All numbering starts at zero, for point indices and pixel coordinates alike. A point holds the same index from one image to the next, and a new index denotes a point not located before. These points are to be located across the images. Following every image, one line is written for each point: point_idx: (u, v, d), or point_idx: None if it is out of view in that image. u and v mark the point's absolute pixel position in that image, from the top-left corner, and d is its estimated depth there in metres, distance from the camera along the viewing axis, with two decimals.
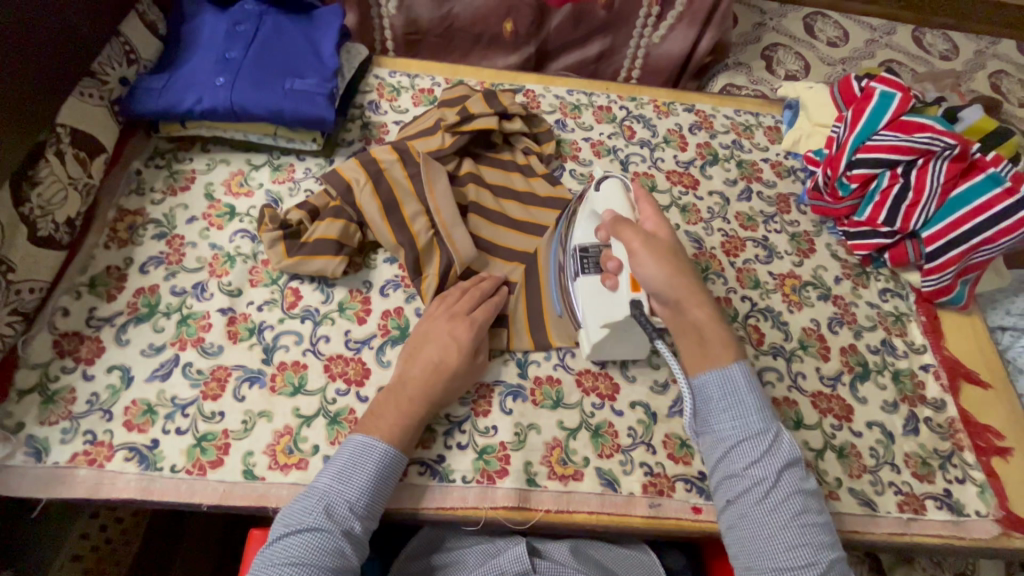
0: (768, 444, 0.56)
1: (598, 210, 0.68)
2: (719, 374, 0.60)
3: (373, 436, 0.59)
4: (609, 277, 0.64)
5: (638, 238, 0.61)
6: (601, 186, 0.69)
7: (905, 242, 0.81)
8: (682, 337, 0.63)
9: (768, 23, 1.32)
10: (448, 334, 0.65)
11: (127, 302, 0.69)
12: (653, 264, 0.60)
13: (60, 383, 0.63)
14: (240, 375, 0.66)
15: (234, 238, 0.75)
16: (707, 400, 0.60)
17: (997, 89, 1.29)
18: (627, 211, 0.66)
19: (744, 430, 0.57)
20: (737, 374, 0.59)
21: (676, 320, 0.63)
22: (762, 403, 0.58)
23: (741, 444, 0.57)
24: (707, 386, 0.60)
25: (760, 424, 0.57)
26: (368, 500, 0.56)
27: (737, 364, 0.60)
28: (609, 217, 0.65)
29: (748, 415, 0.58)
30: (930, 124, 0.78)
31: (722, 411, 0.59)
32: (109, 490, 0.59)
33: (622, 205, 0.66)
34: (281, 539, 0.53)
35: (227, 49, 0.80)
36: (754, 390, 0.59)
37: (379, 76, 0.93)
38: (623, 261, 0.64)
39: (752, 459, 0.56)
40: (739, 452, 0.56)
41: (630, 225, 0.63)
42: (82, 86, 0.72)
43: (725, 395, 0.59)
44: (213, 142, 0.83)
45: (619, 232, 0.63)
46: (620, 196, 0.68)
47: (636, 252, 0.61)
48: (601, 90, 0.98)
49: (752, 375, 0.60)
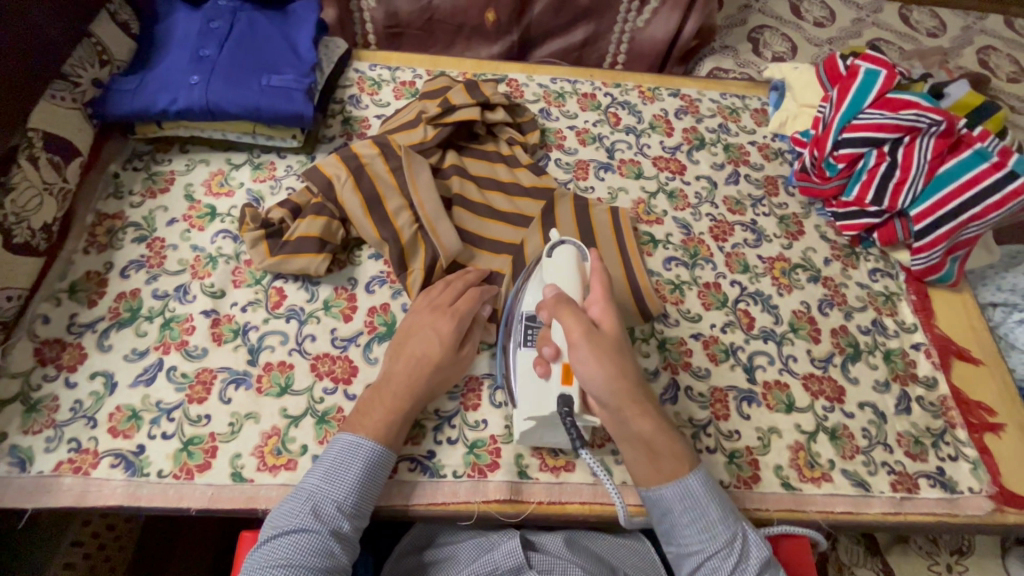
0: (737, 557, 0.53)
1: (546, 279, 0.64)
2: (675, 488, 0.56)
3: (360, 432, 0.58)
4: (542, 364, 0.59)
5: (579, 328, 0.57)
6: (555, 251, 0.64)
7: (894, 221, 0.81)
8: (628, 445, 0.58)
9: (754, 4, 1.31)
10: (431, 328, 0.65)
11: (108, 307, 0.68)
12: (593, 364, 0.55)
13: (43, 391, 0.62)
14: (226, 377, 0.65)
15: (216, 239, 0.74)
16: (667, 517, 0.56)
17: (986, 64, 1.28)
18: (574, 291, 0.61)
19: (710, 543, 0.54)
20: (694, 485, 0.56)
21: (618, 428, 0.57)
22: (724, 507, 0.56)
23: (710, 560, 0.54)
24: (664, 498, 0.56)
25: (727, 533, 0.54)
26: (356, 498, 0.55)
27: (693, 474, 0.56)
28: (551, 296, 0.60)
29: (713, 526, 0.55)
30: (916, 101, 0.77)
31: (685, 524, 0.55)
32: (96, 497, 0.58)
33: (570, 280, 0.62)
34: (268, 542, 0.52)
35: (201, 46, 0.79)
36: (713, 496, 0.56)
37: (360, 70, 0.92)
38: (560, 350, 0.59)
39: (724, 574, 0.53)
40: (709, 567, 0.54)
41: (572, 309, 0.58)
42: (53, 88, 0.70)
43: (688, 509, 0.55)
44: (192, 142, 0.82)
45: (561, 315, 0.58)
46: (573, 268, 0.63)
47: (575, 344, 0.56)
48: (585, 77, 0.97)
49: (709, 481, 0.57)
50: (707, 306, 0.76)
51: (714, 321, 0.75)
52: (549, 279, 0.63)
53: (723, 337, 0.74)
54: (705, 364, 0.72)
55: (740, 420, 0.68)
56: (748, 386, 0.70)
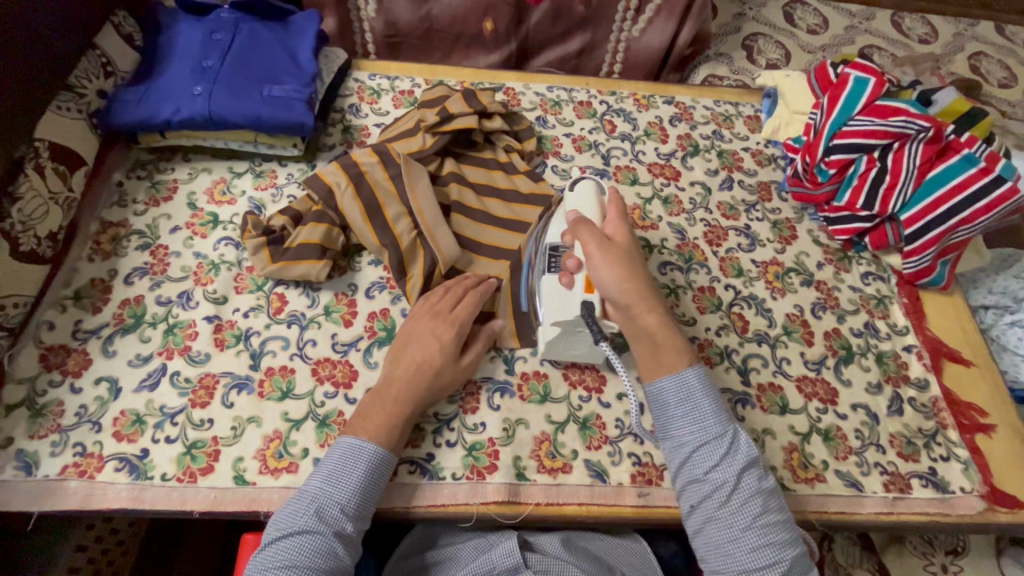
0: (725, 449, 0.57)
1: (567, 207, 0.69)
2: (674, 380, 0.60)
3: (361, 436, 0.59)
4: (566, 275, 0.64)
5: (596, 242, 0.63)
6: (575, 184, 0.70)
7: (885, 225, 0.82)
8: (634, 341, 0.63)
9: (748, 13, 1.33)
10: (432, 334, 0.66)
11: (112, 314, 0.69)
12: (606, 269, 0.62)
13: (48, 397, 0.63)
14: (228, 382, 0.66)
15: (218, 246, 0.75)
16: (664, 409, 0.60)
17: (977, 70, 1.30)
18: (594, 215, 0.67)
19: (701, 434, 0.58)
20: (692, 379, 0.60)
21: (627, 323, 0.63)
22: (717, 405, 0.59)
23: (701, 449, 0.57)
24: (662, 392, 0.60)
25: (717, 428, 0.58)
26: (360, 500, 0.56)
27: (691, 368, 0.60)
28: (573, 218, 0.66)
29: (705, 420, 0.58)
30: (904, 108, 0.79)
31: (679, 416, 0.59)
32: (100, 500, 0.59)
33: (592, 206, 0.67)
34: (274, 543, 0.53)
35: (204, 58, 0.81)
36: (708, 393, 0.59)
37: (359, 79, 0.94)
38: (581, 263, 0.64)
39: (713, 463, 0.56)
40: (700, 456, 0.57)
41: (590, 228, 0.64)
42: (59, 100, 0.72)
43: (683, 399, 0.59)
44: (195, 151, 0.83)
45: (580, 233, 0.64)
46: (592, 197, 0.69)
47: (592, 255, 0.63)
48: (581, 85, 0.98)
49: (706, 378, 0.60)
50: (702, 310, 0.77)
51: (709, 324, 0.76)
52: (571, 206, 0.69)
53: (718, 340, 0.75)
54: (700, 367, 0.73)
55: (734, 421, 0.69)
56: (743, 387, 0.72)
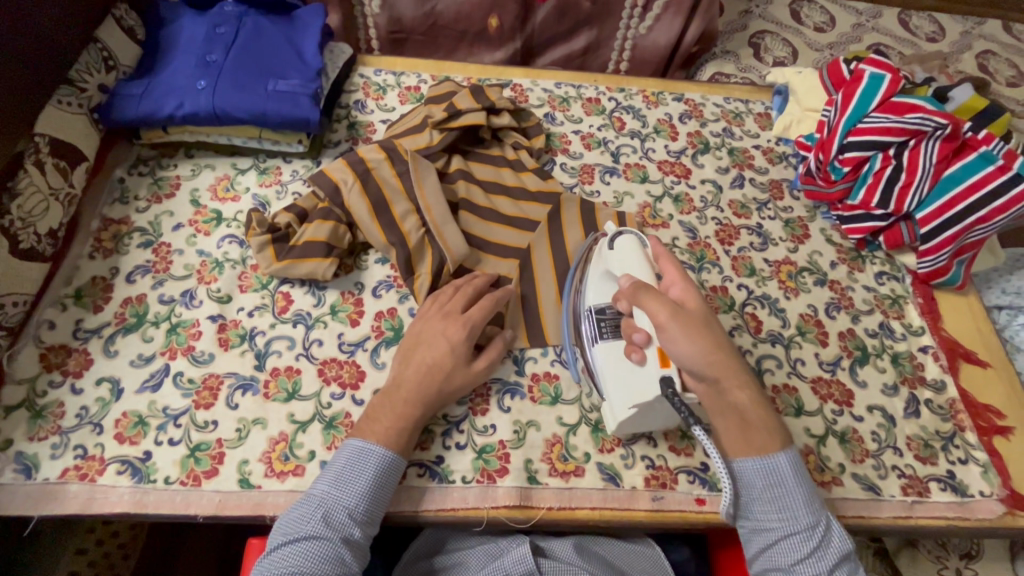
0: (817, 543, 0.53)
1: (615, 270, 0.64)
2: (764, 465, 0.55)
3: (369, 439, 0.58)
4: (636, 350, 0.59)
5: (666, 309, 0.55)
6: (615, 243, 0.65)
7: (900, 224, 0.80)
8: (720, 418, 0.56)
9: (755, 10, 1.32)
10: (441, 334, 0.64)
11: (114, 313, 0.67)
12: (686, 342, 0.54)
13: (48, 398, 0.62)
14: (232, 383, 0.64)
15: (222, 244, 0.74)
16: (749, 490, 0.56)
17: (985, 68, 1.29)
18: (646, 274, 0.61)
19: (791, 524, 0.54)
20: (785, 465, 0.55)
21: (714, 400, 0.55)
22: (809, 493, 0.55)
23: (789, 539, 0.53)
24: (750, 475, 0.55)
25: (810, 519, 0.54)
26: (368, 505, 0.55)
27: (784, 453, 0.55)
28: (628, 284, 0.59)
29: (796, 509, 0.54)
30: (921, 105, 0.77)
31: (767, 502, 0.55)
32: (102, 504, 0.58)
33: (641, 267, 0.61)
34: (280, 549, 0.51)
35: (208, 52, 0.79)
36: (802, 480, 0.55)
37: (365, 74, 0.92)
38: (651, 335, 0.58)
39: (801, 556, 0.52)
40: (787, 547, 0.53)
41: (655, 293, 0.56)
42: (59, 94, 0.71)
43: (774, 487, 0.54)
44: (198, 147, 0.82)
45: (642, 301, 0.56)
46: (638, 255, 0.63)
47: (664, 326, 0.54)
48: (589, 82, 0.97)
49: (798, 463, 0.56)
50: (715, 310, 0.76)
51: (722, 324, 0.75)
52: (619, 268, 0.63)
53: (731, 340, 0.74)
54: None
55: None
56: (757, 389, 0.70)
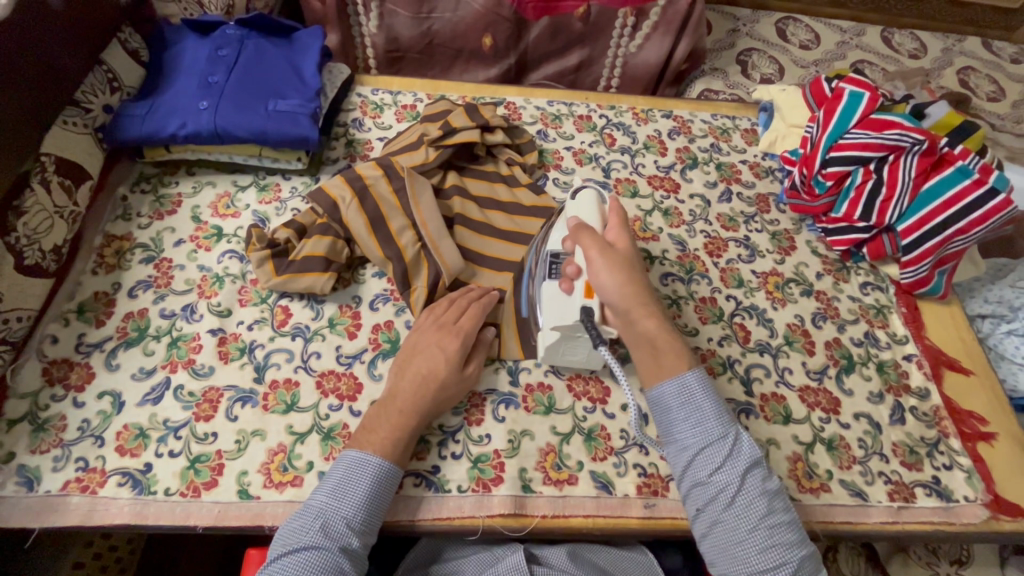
0: (729, 450, 0.56)
1: (569, 215, 0.70)
2: (674, 384, 0.60)
3: (366, 449, 0.59)
4: (566, 281, 0.65)
5: (596, 246, 0.63)
6: (577, 194, 0.71)
7: (882, 236, 0.83)
8: (635, 348, 0.63)
9: (741, 29, 1.36)
10: (436, 345, 0.66)
11: (116, 327, 0.69)
12: (607, 274, 0.62)
13: (51, 411, 0.63)
14: (232, 396, 0.66)
15: (222, 259, 0.75)
16: (665, 412, 0.60)
17: (966, 84, 1.33)
18: (594, 222, 0.68)
19: (704, 437, 0.57)
20: (692, 381, 0.60)
21: (629, 331, 0.63)
22: (719, 408, 0.59)
23: (704, 451, 0.57)
24: (665, 396, 0.60)
25: (720, 430, 0.57)
26: (365, 515, 0.56)
27: (692, 372, 0.60)
28: (573, 224, 0.67)
29: (708, 423, 0.58)
30: (898, 121, 0.80)
31: (682, 422, 0.59)
32: (103, 516, 0.58)
33: (593, 216, 0.68)
34: (280, 560, 0.52)
35: (210, 73, 0.82)
36: (709, 395, 0.59)
37: (362, 94, 0.95)
38: (581, 270, 0.65)
39: (717, 465, 0.56)
40: (703, 458, 0.57)
41: (591, 233, 0.65)
42: (66, 115, 0.72)
43: (686, 404, 0.59)
44: (199, 165, 0.84)
45: (580, 239, 0.65)
46: (594, 206, 0.69)
47: (593, 259, 0.63)
48: (580, 100, 1.00)
49: (707, 382, 0.60)
50: (704, 320, 0.78)
51: (711, 334, 0.77)
52: (571, 212, 0.70)
53: (720, 350, 0.75)
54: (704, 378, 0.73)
55: None
56: (746, 397, 0.72)
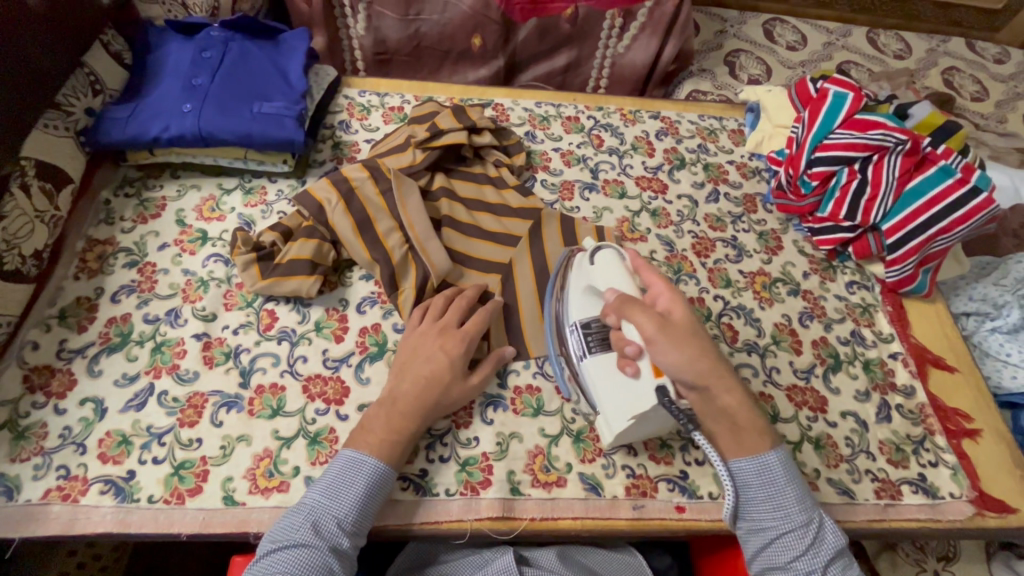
0: (812, 538, 0.56)
1: (598, 284, 0.66)
2: (755, 464, 0.58)
3: (362, 450, 0.59)
4: (628, 362, 0.59)
5: (653, 321, 0.57)
6: (596, 258, 0.68)
7: (867, 235, 0.84)
8: (712, 423, 0.58)
9: (729, 29, 1.37)
10: (438, 350, 0.65)
11: (98, 333, 0.68)
12: (674, 351, 0.56)
13: (31, 418, 0.62)
14: (217, 401, 0.65)
15: (208, 263, 0.75)
16: (744, 491, 0.58)
17: (950, 84, 1.34)
18: (629, 286, 0.64)
19: (786, 522, 0.56)
20: (774, 463, 0.58)
21: (706, 407, 0.58)
22: (800, 492, 0.58)
23: (785, 537, 0.56)
24: (746, 473, 0.58)
25: (802, 515, 0.57)
26: (356, 515, 0.55)
27: (773, 452, 0.58)
28: (613, 297, 0.62)
29: (790, 507, 0.57)
30: (882, 122, 0.81)
31: (762, 502, 0.57)
32: (84, 525, 0.58)
33: (622, 278, 0.64)
34: (268, 556, 0.52)
35: (194, 75, 0.81)
36: (789, 475, 0.58)
37: (349, 96, 0.94)
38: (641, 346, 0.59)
39: (797, 553, 0.55)
40: (783, 544, 0.56)
41: (640, 304, 0.59)
42: (46, 118, 0.71)
43: (768, 486, 0.57)
44: (184, 168, 0.83)
45: (630, 314, 0.58)
46: (618, 267, 0.66)
47: (654, 339, 0.56)
48: (568, 101, 1.00)
49: (788, 463, 0.59)
50: None
51: None
52: (602, 280, 0.65)
53: None
54: None
55: None
56: None
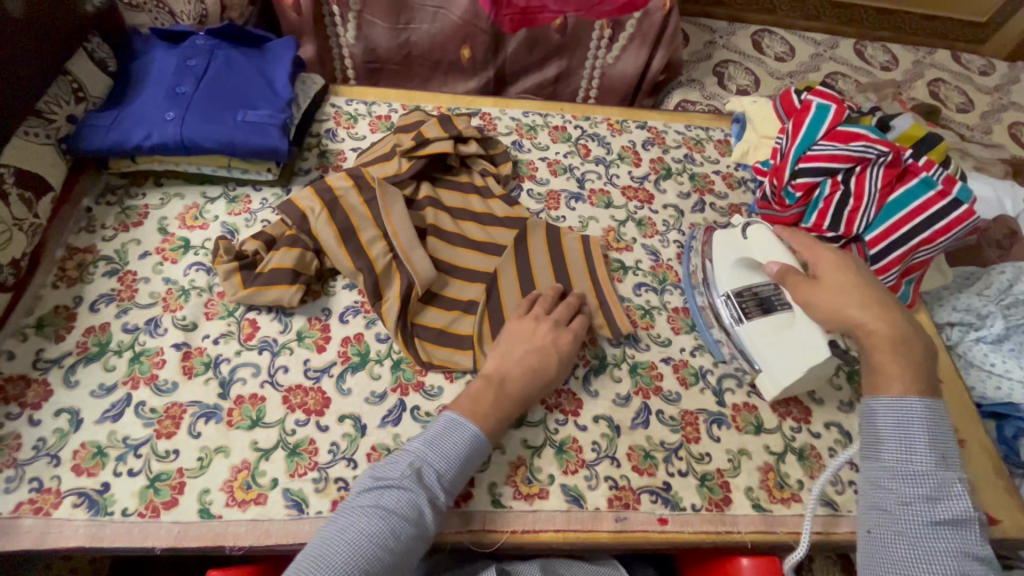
0: (939, 493, 0.53)
1: (755, 255, 0.75)
2: (898, 408, 0.56)
3: (462, 413, 0.61)
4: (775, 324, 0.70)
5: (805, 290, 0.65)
6: (749, 232, 0.77)
7: (851, 246, 0.83)
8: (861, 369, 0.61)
9: (717, 40, 1.38)
10: (544, 338, 0.68)
11: (76, 342, 0.67)
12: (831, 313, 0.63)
13: (4, 429, 0.61)
14: (195, 412, 0.64)
15: (189, 272, 0.74)
16: (879, 431, 0.57)
17: (936, 96, 1.36)
18: (784, 252, 0.72)
19: (914, 469, 0.54)
20: (917, 410, 0.56)
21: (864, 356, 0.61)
22: (943, 450, 0.55)
23: (908, 483, 0.54)
24: (885, 416, 0.57)
25: (936, 470, 0.54)
26: (454, 472, 0.57)
27: (921, 400, 0.56)
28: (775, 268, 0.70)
29: (924, 458, 0.54)
30: (864, 134, 0.82)
31: (896, 446, 0.56)
32: (56, 539, 0.56)
33: (776, 247, 0.73)
34: (371, 488, 0.54)
35: (178, 83, 0.81)
36: (934, 430, 0.55)
37: (336, 104, 0.94)
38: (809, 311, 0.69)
39: (915, 502, 0.53)
40: (903, 489, 0.54)
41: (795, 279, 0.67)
42: (26, 125, 0.71)
43: (903, 430, 0.56)
44: (167, 176, 0.83)
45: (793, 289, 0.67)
46: (771, 238, 0.74)
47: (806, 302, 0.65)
48: (556, 111, 1.01)
49: (937, 417, 0.56)
50: (677, 330, 0.78)
51: (683, 345, 0.77)
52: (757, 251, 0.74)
53: (692, 360, 0.76)
54: (675, 388, 0.73)
55: (710, 442, 0.70)
56: (718, 409, 0.72)
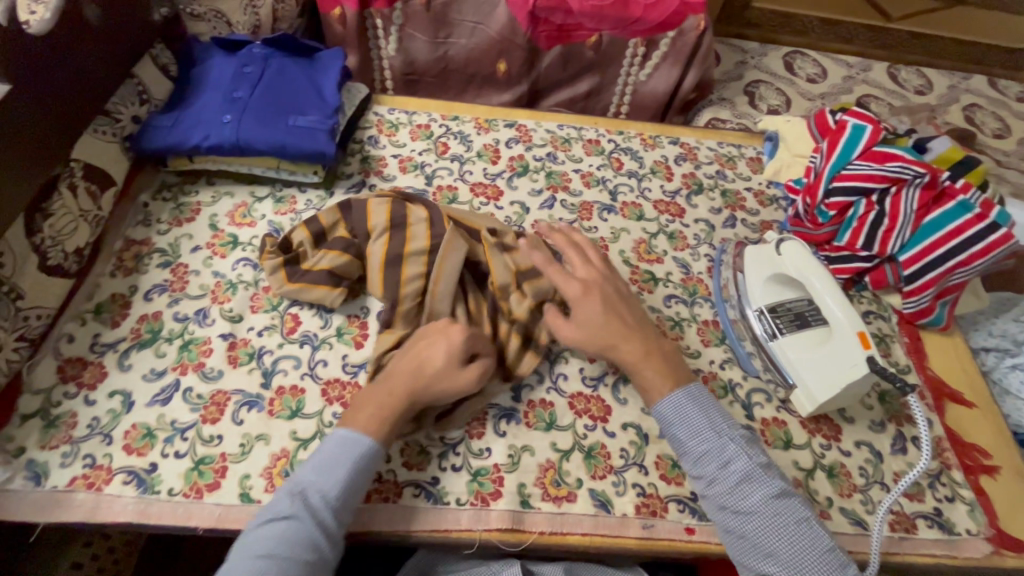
0: (752, 474, 0.60)
1: (790, 271, 0.77)
2: (670, 403, 0.64)
3: (354, 428, 0.60)
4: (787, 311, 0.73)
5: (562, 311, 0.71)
6: (783, 249, 0.79)
7: (884, 266, 0.84)
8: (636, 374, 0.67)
9: (749, 61, 1.40)
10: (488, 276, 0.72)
11: (130, 329, 0.71)
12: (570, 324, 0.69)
13: (62, 408, 0.64)
14: (239, 400, 0.67)
15: (237, 267, 0.78)
16: (671, 428, 0.64)
17: (972, 121, 1.35)
18: (819, 270, 0.74)
19: (721, 457, 0.61)
20: (683, 401, 0.64)
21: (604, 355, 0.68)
22: (717, 425, 0.63)
23: (728, 472, 0.60)
24: (667, 415, 0.64)
25: (740, 453, 0.61)
26: (340, 496, 0.56)
27: (683, 390, 0.65)
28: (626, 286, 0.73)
29: (721, 443, 0.62)
30: (901, 154, 0.82)
31: (690, 438, 0.63)
32: (106, 513, 0.59)
33: (813, 266, 0.75)
34: (256, 527, 0.53)
35: (234, 89, 0.85)
36: (704, 409, 0.64)
37: (379, 113, 0.98)
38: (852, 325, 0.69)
39: (741, 491, 0.59)
40: (727, 481, 0.60)
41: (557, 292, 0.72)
42: (96, 124, 0.77)
43: (687, 421, 0.63)
44: (219, 176, 0.87)
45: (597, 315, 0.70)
46: (806, 257, 0.76)
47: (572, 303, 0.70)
48: (590, 124, 1.03)
49: (700, 401, 0.64)
50: (706, 343, 0.79)
51: (713, 357, 0.78)
52: (790, 269, 0.77)
53: (721, 373, 0.76)
54: None
55: None
56: (747, 421, 0.72)
